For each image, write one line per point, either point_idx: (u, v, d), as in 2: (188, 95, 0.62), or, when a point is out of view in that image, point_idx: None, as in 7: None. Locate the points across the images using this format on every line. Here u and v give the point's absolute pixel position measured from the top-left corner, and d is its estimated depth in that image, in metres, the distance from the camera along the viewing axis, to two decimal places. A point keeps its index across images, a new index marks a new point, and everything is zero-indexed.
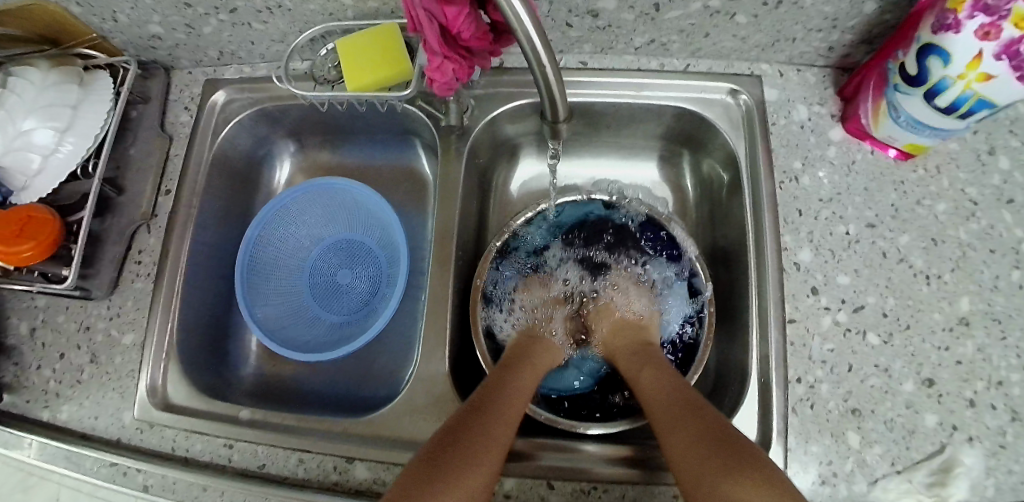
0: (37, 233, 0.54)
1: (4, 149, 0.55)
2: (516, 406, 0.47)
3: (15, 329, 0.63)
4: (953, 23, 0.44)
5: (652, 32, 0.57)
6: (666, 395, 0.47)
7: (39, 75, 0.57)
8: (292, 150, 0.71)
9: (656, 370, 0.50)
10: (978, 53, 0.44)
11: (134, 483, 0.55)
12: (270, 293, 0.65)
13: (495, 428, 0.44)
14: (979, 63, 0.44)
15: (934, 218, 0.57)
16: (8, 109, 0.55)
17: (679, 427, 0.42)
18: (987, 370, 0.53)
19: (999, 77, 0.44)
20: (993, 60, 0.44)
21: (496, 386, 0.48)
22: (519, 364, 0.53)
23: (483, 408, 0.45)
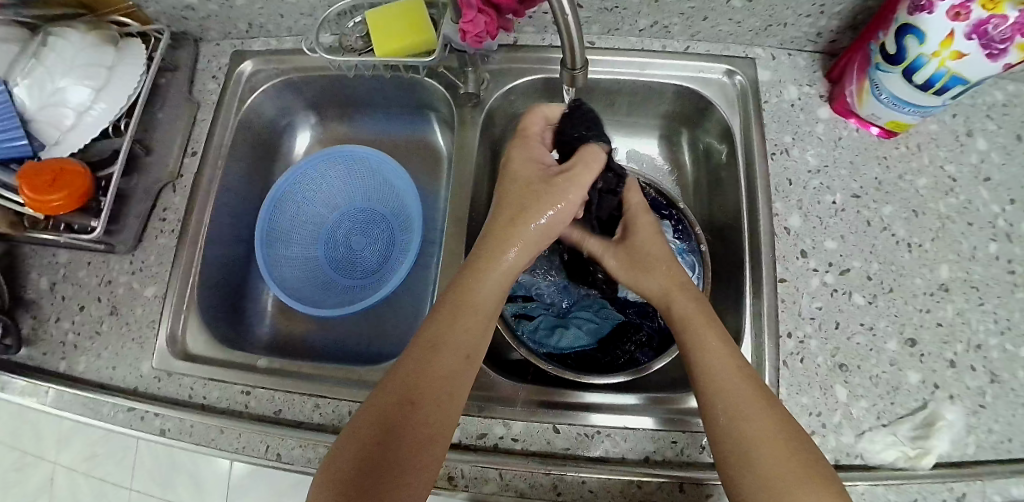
0: (70, 183, 0.57)
1: (37, 105, 0.58)
2: (454, 363, 0.44)
3: (36, 284, 0.65)
4: (928, 5, 0.49)
5: (655, 14, 0.62)
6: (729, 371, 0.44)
7: (77, 37, 0.60)
8: (312, 123, 0.75)
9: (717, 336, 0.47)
10: (950, 33, 0.48)
11: (151, 427, 0.56)
12: (288, 254, 0.68)
13: (436, 407, 0.42)
14: (952, 42, 0.49)
15: (915, 192, 0.61)
16: (44, 67, 0.57)
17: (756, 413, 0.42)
18: (966, 333, 0.57)
19: (971, 55, 0.49)
20: (964, 39, 0.48)
21: (436, 346, 0.44)
22: (459, 310, 0.46)
23: (418, 396, 0.42)
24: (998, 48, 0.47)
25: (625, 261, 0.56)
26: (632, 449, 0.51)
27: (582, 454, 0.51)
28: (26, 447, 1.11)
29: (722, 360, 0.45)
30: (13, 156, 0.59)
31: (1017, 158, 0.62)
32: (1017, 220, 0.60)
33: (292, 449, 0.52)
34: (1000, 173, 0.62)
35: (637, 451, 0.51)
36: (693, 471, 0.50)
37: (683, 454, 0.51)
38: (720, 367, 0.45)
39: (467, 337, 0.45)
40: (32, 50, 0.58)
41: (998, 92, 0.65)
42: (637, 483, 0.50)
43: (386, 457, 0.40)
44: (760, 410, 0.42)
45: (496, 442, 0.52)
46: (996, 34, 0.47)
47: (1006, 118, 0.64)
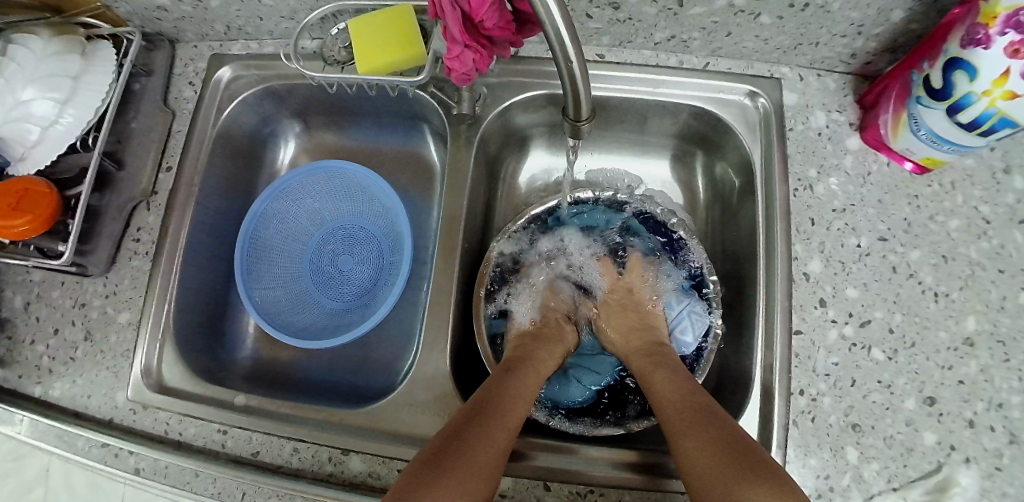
0: (34, 206, 0.53)
1: (0, 119, 0.53)
2: (523, 401, 0.48)
3: (9, 303, 0.62)
4: (984, 39, 0.43)
5: (673, 28, 0.56)
6: (675, 399, 0.47)
7: (40, 43, 0.54)
8: (298, 131, 0.70)
9: (667, 373, 0.50)
10: (1006, 70, 0.43)
11: (126, 465, 0.54)
12: (270, 276, 0.65)
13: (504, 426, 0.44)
14: (1006, 80, 0.43)
15: (946, 235, 0.56)
16: (5, 78, 0.52)
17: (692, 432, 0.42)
18: (988, 392, 0.53)
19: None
20: (1021, 78, 0.43)
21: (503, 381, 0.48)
22: (522, 365, 0.51)
23: (485, 410, 0.44)
24: None
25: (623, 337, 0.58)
26: None
27: None
28: (20, 438, 1.10)
29: (676, 397, 0.47)
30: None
31: None
32: None
33: (268, 497, 0.51)
34: None
35: None
36: None
37: None
38: (669, 410, 0.46)
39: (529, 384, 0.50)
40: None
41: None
42: None
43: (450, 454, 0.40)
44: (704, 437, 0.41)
45: None
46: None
47: None
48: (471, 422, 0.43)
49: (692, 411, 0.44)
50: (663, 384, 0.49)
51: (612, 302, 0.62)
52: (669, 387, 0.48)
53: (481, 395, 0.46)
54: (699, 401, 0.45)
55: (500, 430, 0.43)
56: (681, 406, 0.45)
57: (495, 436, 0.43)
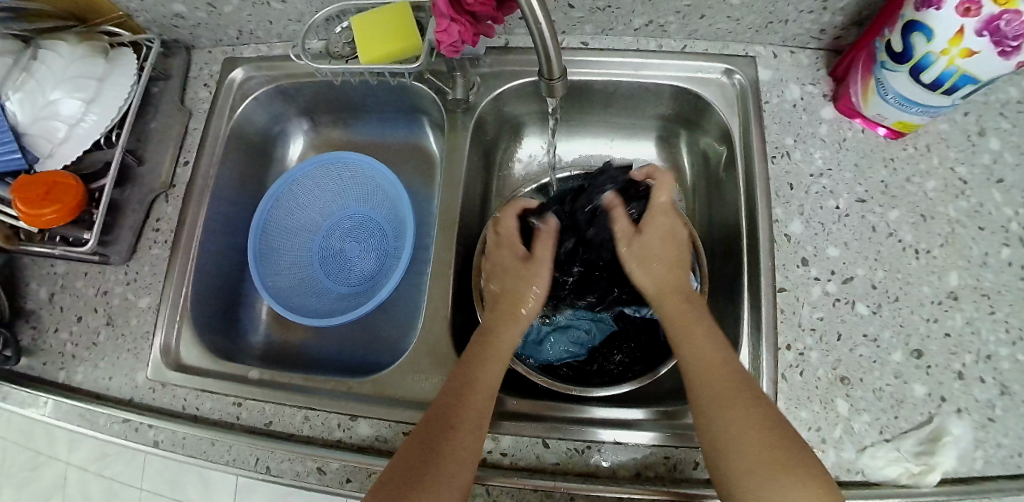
0: (62, 196, 0.57)
1: (30, 118, 0.57)
2: (484, 393, 0.47)
3: (35, 294, 0.66)
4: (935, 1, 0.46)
5: (650, 13, 0.60)
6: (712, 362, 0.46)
7: (67, 48, 0.59)
8: (305, 129, 0.75)
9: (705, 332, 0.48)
10: (959, 29, 0.46)
11: (145, 438, 0.57)
12: (281, 263, 0.68)
13: (462, 436, 0.44)
14: (962, 39, 0.46)
15: (924, 195, 0.59)
16: (36, 80, 0.57)
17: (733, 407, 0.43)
18: (975, 343, 0.55)
19: (981, 53, 0.46)
20: (975, 36, 0.45)
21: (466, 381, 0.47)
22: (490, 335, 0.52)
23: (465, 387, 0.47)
24: (1011, 45, 0.44)
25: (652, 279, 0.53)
26: (624, 465, 0.50)
27: (574, 469, 0.51)
28: (38, 447, 1.13)
29: (707, 358, 0.46)
30: (7, 169, 0.59)
31: None
32: None
33: (281, 462, 0.53)
34: (1014, 174, 0.59)
35: (629, 466, 0.50)
36: (685, 487, 0.49)
37: (676, 470, 0.50)
38: (700, 371, 0.46)
39: (492, 375, 0.49)
40: (23, 63, 0.58)
41: (1013, 88, 0.62)
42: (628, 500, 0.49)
43: (417, 485, 0.41)
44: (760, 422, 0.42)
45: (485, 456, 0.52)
46: (1009, 30, 0.44)
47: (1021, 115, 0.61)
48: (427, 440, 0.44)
49: (732, 383, 0.44)
50: (699, 347, 0.47)
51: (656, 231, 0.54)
52: (702, 343, 0.47)
53: (439, 405, 0.46)
54: (738, 370, 0.45)
55: (461, 443, 0.44)
56: (722, 375, 0.45)
57: (452, 450, 0.43)
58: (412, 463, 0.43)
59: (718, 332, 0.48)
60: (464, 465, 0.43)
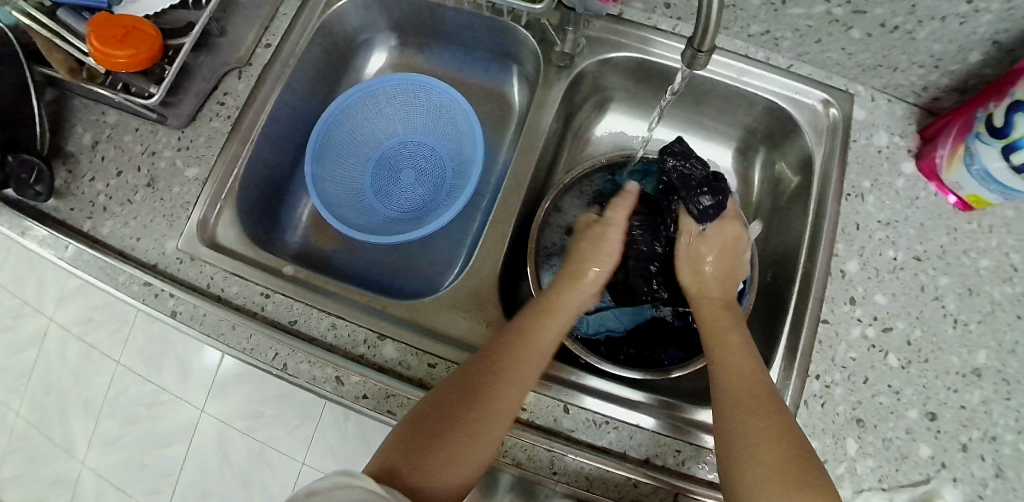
0: (138, 42, 0.53)
1: None
2: (529, 358, 0.48)
3: (79, 139, 0.61)
4: None
5: (770, 23, 0.59)
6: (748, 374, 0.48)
7: None
8: (391, 45, 0.73)
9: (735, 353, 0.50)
10: None
11: (164, 307, 0.54)
12: (336, 172, 0.68)
13: (505, 387, 0.46)
14: None
15: (975, 270, 0.60)
16: None
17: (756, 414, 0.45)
18: (985, 421, 0.55)
19: None
20: None
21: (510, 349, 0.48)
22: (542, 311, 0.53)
23: (507, 348, 0.48)
24: None
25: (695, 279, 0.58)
26: (636, 447, 0.51)
27: (586, 440, 0.51)
28: (25, 296, 1.11)
29: (738, 378, 0.47)
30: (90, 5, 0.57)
31: None
32: None
33: (300, 362, 0.52)
34: None
35: (640, 450, 0.51)
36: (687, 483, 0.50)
37: (682, 465, 0.51)
38: (745, 381, 0.47)
39: (541, 339, 0.50)
40: None
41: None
42: (631, 481, 0.50)
43: (453, 419, 0.44)
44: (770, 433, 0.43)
45: None
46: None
47: None
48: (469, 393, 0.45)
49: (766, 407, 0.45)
50: (734, 355, 0.50)
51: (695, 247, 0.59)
52: (742, 360, 0.49)
53: (480, 360, 0.48)
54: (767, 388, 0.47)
55: (498, 396, 0.45)
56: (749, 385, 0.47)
57: (486, 413, 0.44)
58: (451, 413, 0.44)
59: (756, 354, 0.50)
60: (500, 421, 0.45)
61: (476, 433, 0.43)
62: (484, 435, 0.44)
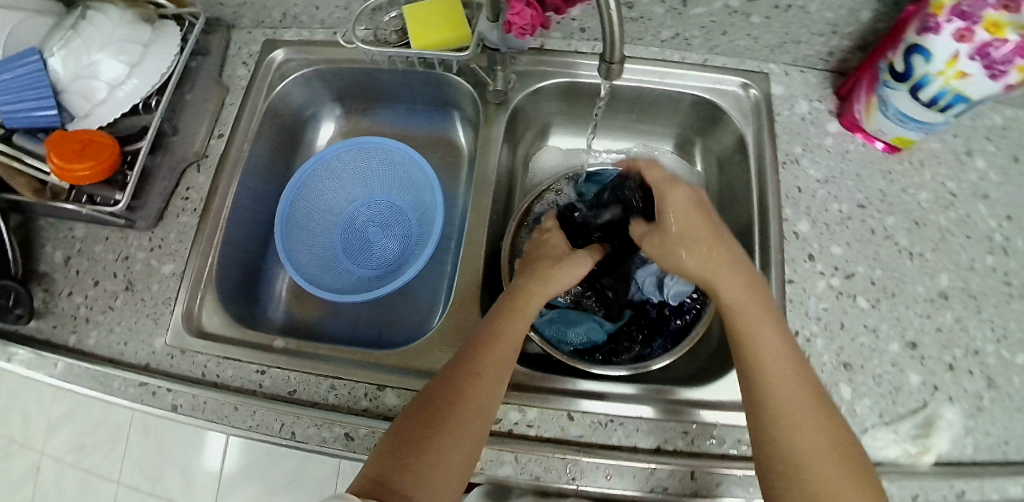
0: (97, 153, 0.54)
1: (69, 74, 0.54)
2: (505, 349, 0.49)
3: (50, 258, 0.62)
4: (935, 27, 0.51)
5: (678, 26, 0.65)
6: (784, 356, 0.45)
7: (118, 11, 0.57)
8: (337, 114, 0.77)
9: (767, 327, 0.46)
10: (955, 53, 0.50)
11: (163, 402, 0.54)
12: (306, 243, 0.70)
13: (484, 383, 0.46)
14: (957, 62, 0.51)
15: (917, 204, 0.64)
16: (82, 38, 0.54)
17: (794, 411, 0.42)
18: (963, 339, 0.59)
19: (974, 76, 0.51)
20: (969, 60, 0.50)
21: (486, 334, 0.49)
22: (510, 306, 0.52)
23: (483, 345, 0.48)
24: (1000, 69, 0.49)
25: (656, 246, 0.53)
26: (645, 438, 0.52)
27: (599, 442, 0.52)
28: (11, 434, 1.09)
29: (784, 365, 0.44)
30: (44, 124, 0.55)
31: (1014, 178, 0.66)
32: (1014, 236, 0.63)
33: (307, 428, 0.52)
34: (999, 191, 0.65)
35: (649, 440, 0.52)
36: (704, 460, 0.51)
37: (693, 445, 0.52)
38: (770, 357, 0.45)
39: (514, 330, 0.50)
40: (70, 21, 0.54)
41: (997, 116, 0.68)
42: (649, 470, 0.50)
43: (437, 422, 0.43)
44: (812, 426, 0.42)
45: (511, 428, 0.52)
46: (998, 55, 0.48)
47: (1005, 140, 0.68)
48: (447, 393, 0.45)
49: (808, 396, 0.43)
50: (772, 342, 0.45)
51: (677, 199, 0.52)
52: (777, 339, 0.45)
53: (459, 359, 0.48)
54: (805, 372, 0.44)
55: (475, 392, 0.45)
56: (791, 370, 0.44)
57: (473, 400, 0.45)
58: (438, 405, 0.44)
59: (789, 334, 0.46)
60: (482, 418, 0.44)
61: (458, 432, 0.43)
62: (467, 432, 0.43)
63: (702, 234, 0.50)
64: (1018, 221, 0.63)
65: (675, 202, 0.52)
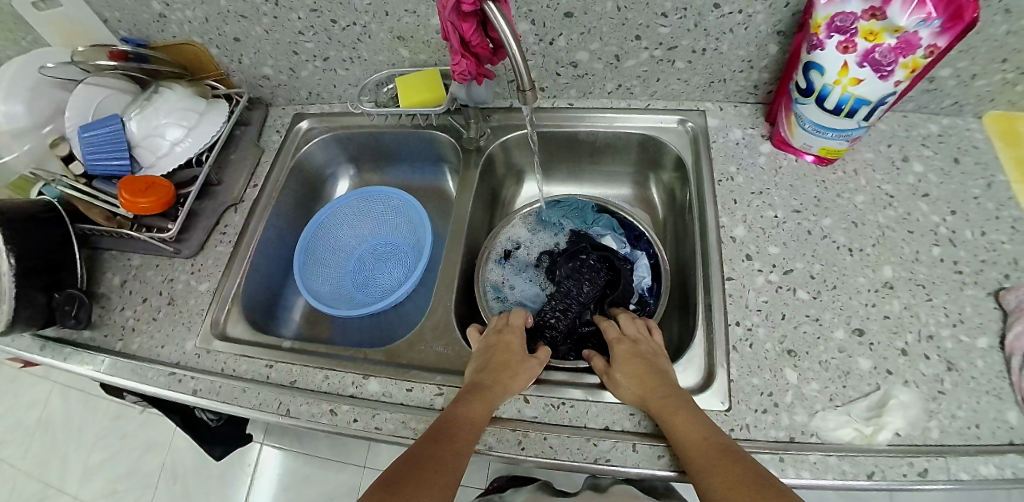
0: (157, 192, 0.70)
1: (142, 134, 0.73)
2: (475, 422, 0.53)
3: (109, 281, 0.75)
4: (820, 43, 0.59)
5: (618, 78, 0.75)
6: (694, 435, 0.50)
7: (181, 89, 0.76)
8: (351, 174, 0.93)
9: (686, 412, 0.52)
10: (845, 63, 0.58)
11: (186, 388, 0.65)
12: (320, 274, 0.83)
13: (459, 446, 0.50)
14: (848, 71, 0.58)
15: (854, 207, 0.67)
16: (153, 108, 0.73)
17: (717, 471, 0.46)
18: (915, 324, 0.59)
19: (866, 80, 0.58)
20: (858, 67, 0.57)
21: (458, 409, 0.54)
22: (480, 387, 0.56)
23: (452, 419, 0.53)
24: (887, 70, 0.56)
25: (622, 354, 0.60)
26: (593, 419, 0.56)
27: (549, 422, 0.56)
28: (48, 479, 1.29)
29: (694, 434, 0.50)
30: (114, 173, 0.73)
31: (955, 178, 0.67)
32: (959, 228, 0.64)
33: (301, 405, 0.61)
34: (938, 190, 0.67)
35: (597, 421, 0.56)
36: (649, 438, 0.54)
37: (640, 425, 0.55)
38: (682, 433, 0.50)
39: (483, 406, 0.54)
40: (146, 95, 0.74)
41: (932, 125, 0.71)
42: (593, 441, 0.54)
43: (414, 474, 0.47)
44: (730, 467, 0.46)
45: None
46: (882, 59, 0.56)
47: (941, 146, 0.70)
48: (447, 430, 0.51)
49: (732, 468, 0.46)
50: (684, 424, 0.51)
51: (628, 349, 0.61)
52: (686, 420, 0.51)
53: (432, 430, 0.52)
54: (720, 439, 0.49)
55: (454, 452, 0.49)
56: (699, 445, 0.49)
57: (449, 459, 0.49)
58: (415, 463, 0.48)
59: (705, 415, 0.52)
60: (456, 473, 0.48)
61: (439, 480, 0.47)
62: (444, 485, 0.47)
63: (642, 374, 0.57)
64: (962, 216, 0.64)
65: (631, 354, 0.60)
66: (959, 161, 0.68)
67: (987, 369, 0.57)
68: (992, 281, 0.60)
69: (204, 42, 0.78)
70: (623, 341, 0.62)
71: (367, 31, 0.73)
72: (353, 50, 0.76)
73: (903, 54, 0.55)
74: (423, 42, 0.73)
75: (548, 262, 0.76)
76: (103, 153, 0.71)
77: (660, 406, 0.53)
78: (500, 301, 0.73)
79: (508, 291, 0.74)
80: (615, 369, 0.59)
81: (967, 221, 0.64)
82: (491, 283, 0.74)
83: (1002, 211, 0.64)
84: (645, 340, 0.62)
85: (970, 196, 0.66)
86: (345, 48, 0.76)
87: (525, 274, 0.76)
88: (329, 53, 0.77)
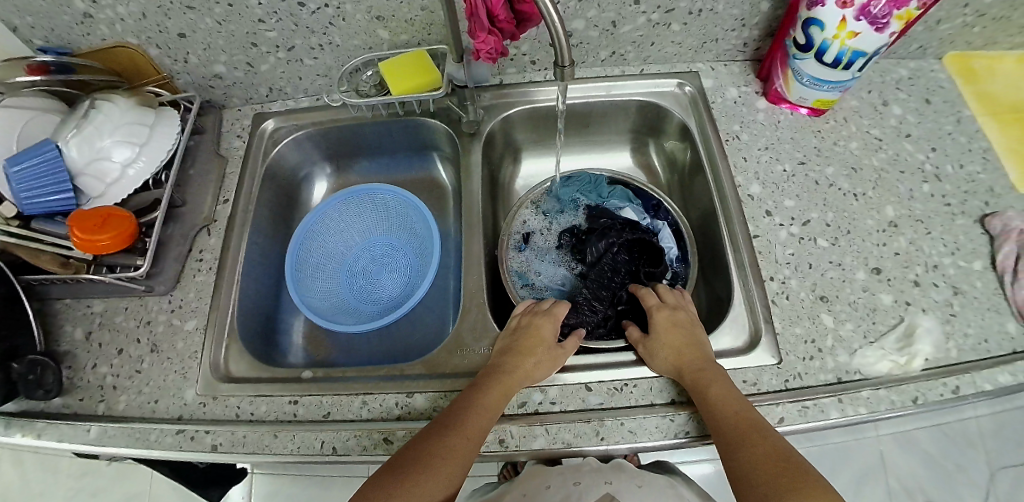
0: (117, 225, 0.59)
1: (85, 160, 0.60)
2: (486, 412, 0.52)
3: (70, 336, 0.63)
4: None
5: (612, 45, 0.74)
6: (730, 412, 0.50)
7: (122, 100, 0.64)
8: (328, 173, 0.85)
9: (722, 387, 0.52)
10: (843, 18, 0.59)
11: (202, 444, 0.56)
12: (315, 289, 0.75)
13: (466, 436, 0.50)
14: (846, 25, 0.60)
15: (850, 153, 0.71)
16: (93, 126, 0.61)
17: (748, 445, 0.48)
18: (921, 257, 0.64)
19: (862, 33, 0.60)
20: (855, 21, 0.59)
21: (469, 395, 0.53)
22: (493, 373, 0.55)
23: (462, 405, 0.52)
24: (882, 23, 0.58)
25: (661, 323, 0.60)
26: (659, 394, 0.56)
27: (618, 406, 0.55)
28: None
29: (731, 410, 0.50)
30: (58, 209, 0.61)
31: (929, 117, 0.74)
32: (942, 163, 0.70)
33: (347, 440, 0.55)
34: (918, 129, 0.73)
35: (663, 395, 0.56)
36: None
37: None
38: (719, 408, 0.51)
39: (495, 394, 0.53)
40: (80, 113, 0.61)
41: (902, 69, 0.77)
42: (669, 417, 0.54)
43: (413, 466, 0.47)
44: (760, 443, 0.48)
45: (536, 408, 0.56)
46: (878, 12, 0.58)
47: (914, 88, 0.76)
48: (455, 420, 0.51)
49: (761, 444, 0.48)
50: (722, 399, 0.51)
51: (667, 318, 0.61)
52: (723, 396, 0.52)
53: (441, 417, 0.52)
54: (752, 415, 0.50)
55: (458, 442, 0.49)
56: (734, 421, 0.49)
57: (453, 450, 0.49)
58: (417, 452, 0.49)
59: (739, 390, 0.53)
60: (459, 466, 0.48)
61: (434, 470, 0.47)
62: (443, 478, 0.47)
63: (681, 347, 0.57)
64: (941, 151, 0.71)
65: (670, 324, 0.60)
66: (931, 101, 0.75)
67: (984, 287, 0.62)
68: (976, 208, 0.67)
69: (140, 41, 0.66)
70: (662, 310, 0.62)
71: (340, 13, 0.65)
72: (324, 35, 0.68)
73: (897, 7, 0.57)
74: (405, 21, 0.67)
75: (570, 242, 0.75)
76: (40, 189, 0.59)
77: (698, 380, 0.53)
78: (527, 288, 0.72)
79: (534, 277, 0.73)
80: (655, 340, 0.59)
81: (947, 155, 0.71)
82: (515, 270, 0.73)
83: (973, 143, 0.71)
84: (682, 310, 0.62)
85: (946, 132, 0.72)
86: (314, 35, 0.67)
87: (547, 258, 0.75)
88: (295, 41, 0.68)
